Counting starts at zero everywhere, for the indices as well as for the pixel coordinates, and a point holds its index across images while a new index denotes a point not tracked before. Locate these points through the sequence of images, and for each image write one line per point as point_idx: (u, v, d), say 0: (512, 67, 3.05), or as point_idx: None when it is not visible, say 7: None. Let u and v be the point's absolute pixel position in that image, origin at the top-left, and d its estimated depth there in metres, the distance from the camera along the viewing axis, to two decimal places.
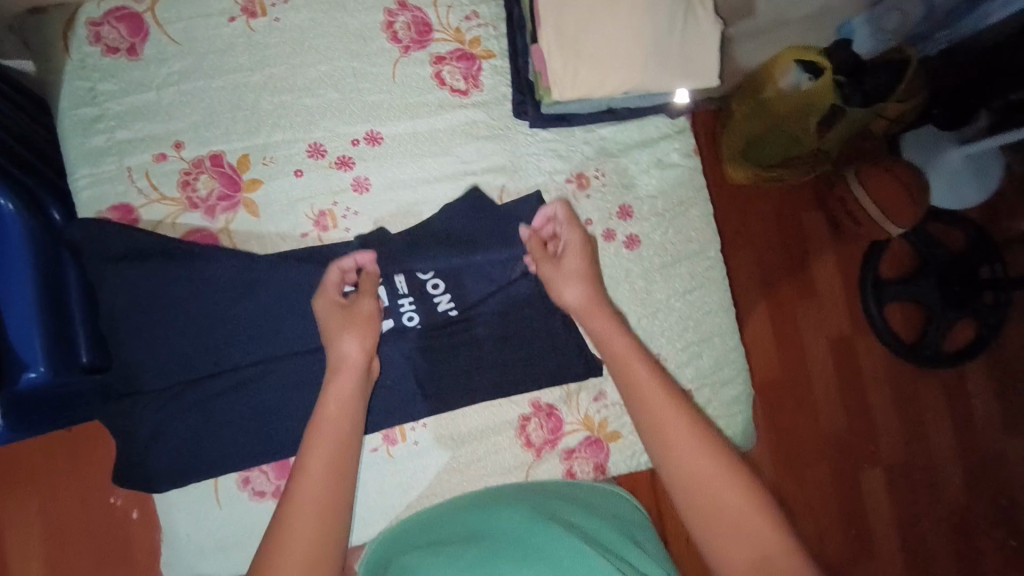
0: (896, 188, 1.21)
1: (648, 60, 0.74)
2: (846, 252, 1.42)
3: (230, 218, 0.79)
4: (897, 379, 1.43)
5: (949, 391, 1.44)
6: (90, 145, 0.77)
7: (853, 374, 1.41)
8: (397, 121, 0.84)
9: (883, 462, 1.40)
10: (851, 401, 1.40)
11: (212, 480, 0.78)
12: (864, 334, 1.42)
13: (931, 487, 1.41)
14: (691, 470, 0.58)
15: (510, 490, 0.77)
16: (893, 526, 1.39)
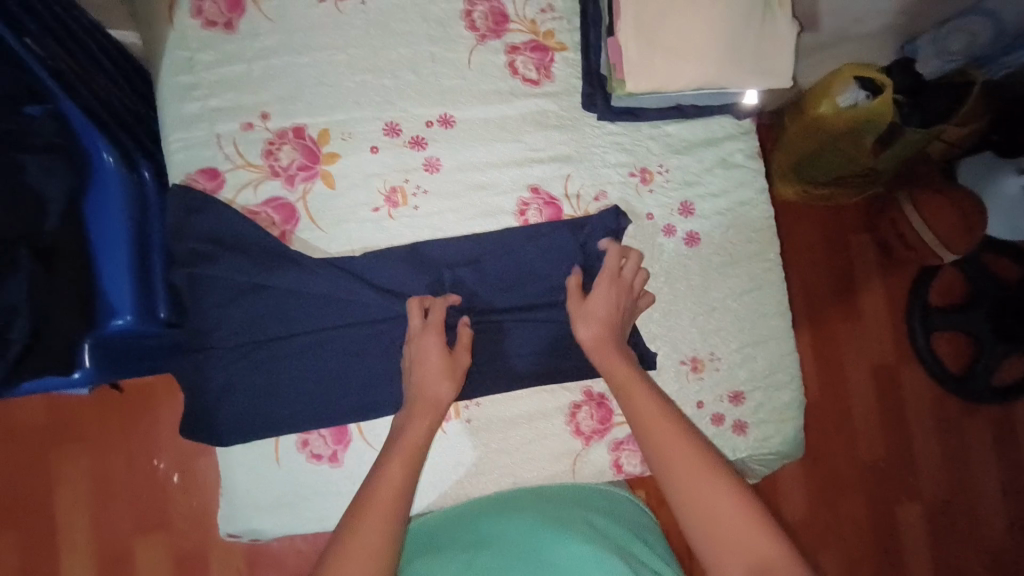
0: (952, 215, 1.17)
1: (724, 56, 0.75)
2: (895, 279, 1.40)
3: (308, 188, 0.82)
4: (941, 413, 1.38)
5: (996, 428, 1.38)
6: (184, 111, 0.81)
7: (894, 403, 1.37)
8: (470, 106, 0.86)
9: (923, 496, 1.35)
10: (892, 432, 1.36)
11: (273, 438, 0.81)
12: (908, 363, 1.38)
13: (973, 528, 1.36)
14: (692, 493, 0.63)
15: (527, 492, 0.80)
16: (930, 564, 1.34)
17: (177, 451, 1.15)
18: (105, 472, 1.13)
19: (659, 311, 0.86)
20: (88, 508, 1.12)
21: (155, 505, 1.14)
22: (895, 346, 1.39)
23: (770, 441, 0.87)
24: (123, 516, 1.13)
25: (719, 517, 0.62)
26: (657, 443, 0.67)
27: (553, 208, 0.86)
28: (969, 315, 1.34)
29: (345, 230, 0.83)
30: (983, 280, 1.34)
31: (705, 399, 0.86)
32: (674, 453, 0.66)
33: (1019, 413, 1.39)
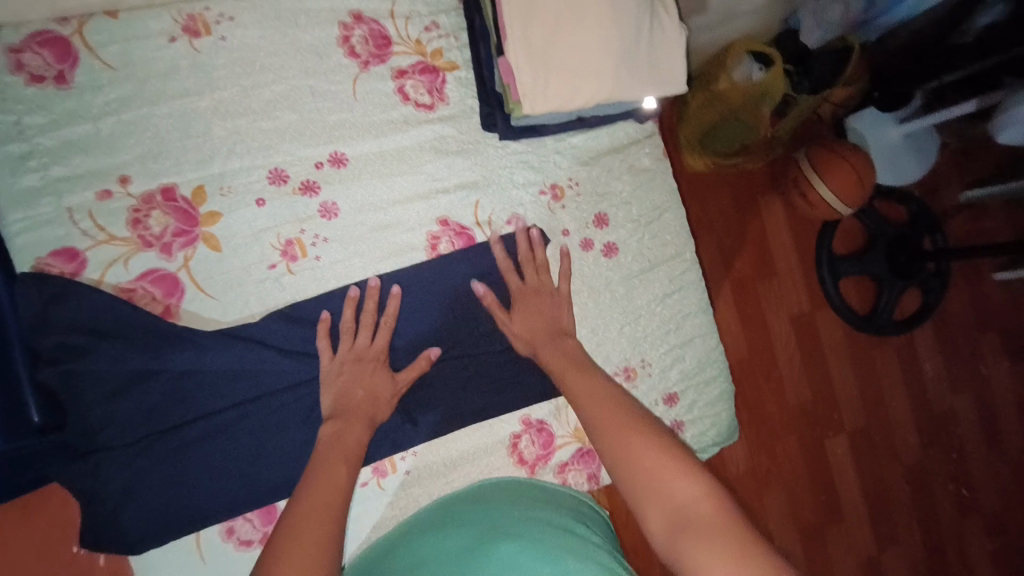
0: (846, 171, 1.23)
1: (619, 70, 0.73)
2: (803, 235, 1.43)
3: (189, 255, 0.74)
4: (855, 353, 1.47)
5: (901, 359, 1.50)
6: (21, 185, 0.70)
7: (815, 351, 1.43)
8: (362, 141, 0.80)
9: (848, 432, 1.44)
10: (815, 377, 1.43)
11: (191, 535, 0.73)
12: (823, 311, 1.44)
13: (892, 451, 1.48)
14: (637, 468, 0.58)
15: (467, 505, 0.72)
16: (859, 492, 1.44)
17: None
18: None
19: (587, 327, 0.85)
20: None
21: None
22: (810, 296, 1.44)
23: (706, 435, 0.90)
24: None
25: (667, 499, 0.55)
26: (591, 402, 0.67)
27: (465, 237, 0.82)
28: (870, 260, 1.40)
29: (239, 294, 0.75)
30: (879, 226, 1.40)
31: (643, 406, 0.87)
32: (622, 430, 0.62)
33: (919, 340, 1.52)
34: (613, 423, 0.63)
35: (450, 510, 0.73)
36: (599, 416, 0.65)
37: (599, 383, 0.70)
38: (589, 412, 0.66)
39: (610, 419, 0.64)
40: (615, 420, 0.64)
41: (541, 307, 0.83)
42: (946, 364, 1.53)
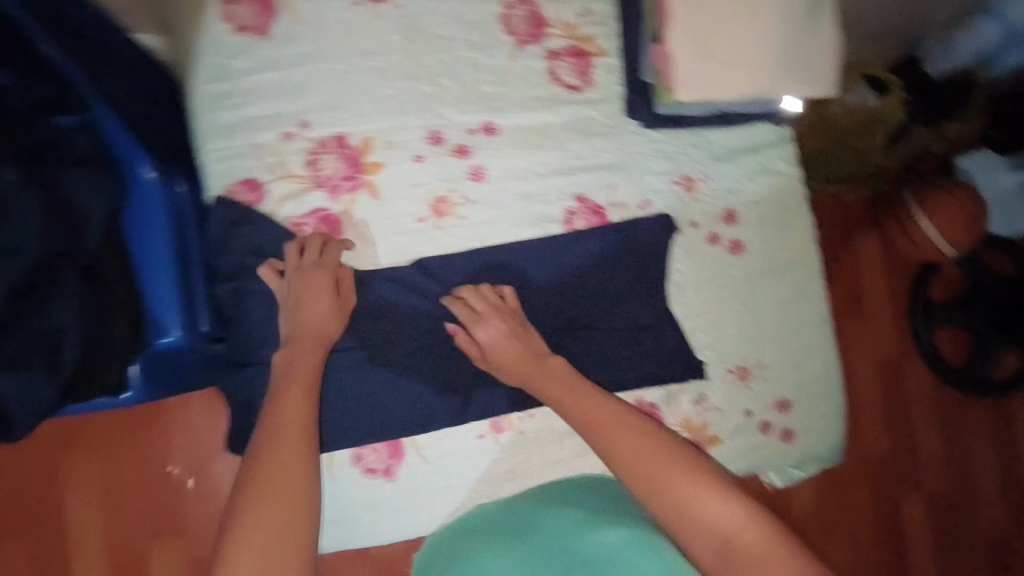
0: (957, 212, 1.17)
1: (773, 70, 0.75)
2: (899, 276, 1.38)
3: (352, 199, 0.81)
4: (942, 406, 1.39)
5: (994, 420, 1.41)
6: (219, 119, 0.78)
7: (899, 398, 1.37)
8: (512, 113, 0.84)
9: (926, 488, 1.37)
10: (896, 425, 1.36)
11: (325, 454, 0.80)
12: (911, 358, 1.38)
13: (973, 517, 1.38)
14: (674, 498, 0.62)
15: (562, 490, 0.79)
16: (932, 555, 1.36)
17: (192, 453, 1.14)
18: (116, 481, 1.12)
19: (705, 320, 0.87)
20: (99, 524, 1.11)
21: (170, 511, 1.13)
22: (899, 341, 1.38)
23: (817, 448, 0.89)
24: (135, 524, 1.12)
25: (710, 527, 0.60)
26: (597, 428, 0.69)
27: (599, 217, 0.86)
28: (968, 312, 1.31)
29: (390, 241, 0.81)
30: (983, 277, 1.30)
31: (755, 407, 0.88)
32: (637, 452, 0.65)
33: (1014, 403, 1.42)
34: (640, 454, 0.65)
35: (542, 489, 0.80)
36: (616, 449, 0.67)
37: (596, 403, 0.71)
38: (608, 441, 0.68)
39: (638, 454, 0.65)
40: (639, 450, 0.66)
41: (662, 292, 0.86)
42: None
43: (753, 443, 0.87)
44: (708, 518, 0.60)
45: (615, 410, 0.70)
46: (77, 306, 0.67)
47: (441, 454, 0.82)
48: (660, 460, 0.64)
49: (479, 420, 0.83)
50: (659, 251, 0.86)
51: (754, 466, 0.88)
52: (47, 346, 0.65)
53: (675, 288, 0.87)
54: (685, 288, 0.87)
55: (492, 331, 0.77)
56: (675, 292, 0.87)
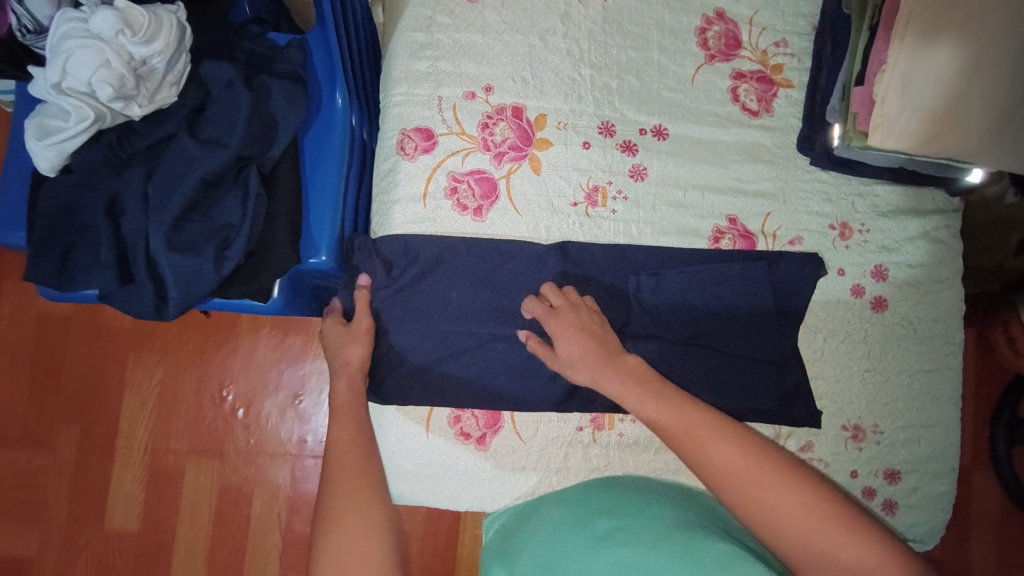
0: None
1: (980, 132, 0.73)
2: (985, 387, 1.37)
3: (513, 169, 0.82)
4: (1009, 535, 1.32)
5: None
6: (413, 67, 0.81)
7: (963, 513, 1.33)
8: (686, 123, 0.85)
9: None
10: (954, 542, 1.32)
11: (427, 408, 0.79)
12: (983, 472, 1.34)
13: None
14: (787, 529, 0.57)
15: (665, 494, 0.73)
16: None
17: (247, 384, 1.25)
18: (173, 390, 1.24)
19: (830, 369, 0.84)
20: (149, 426, 1.22)
21: (215, 432, 1.23)
22: (975, 453, 1.35)
23: (917, 529, 0.83)
24: (180, 436, 1.22)
25: (830, 561, 0.55)
26: (687, 432, 0.64)
27: (748, 242, 0.84)
28: None
29: (538, 218, 0.82)
30: None
31: (861, 469, 0.83)
32: (740, 467, 0.60)
33: None
34: (746, 477, 0.59)
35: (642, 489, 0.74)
36: (718, 469, 0.61)
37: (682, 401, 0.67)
38: (709, 457, 0.62)
39: (746, 476, 0.60)
40: (743, 469, 0.60)
41: (794, 332, 0.83)
42: None
43: None
44: (824, 548, 0.56)
45: (719, 428, 0.63)
46: (249, 209, 0.68)
47: (537, 437, 0.81)
48: (769, 484, 0.59)
49: (580, 413, 0.81)
50: (801, 291, 0.83)
51: None
52: (215, 240, 0.67)
53: (807, 331, 0.84)
54: (817, 333, 0.84)
55: (569, 339, 0.74)
56: (806, 335, 0.84)
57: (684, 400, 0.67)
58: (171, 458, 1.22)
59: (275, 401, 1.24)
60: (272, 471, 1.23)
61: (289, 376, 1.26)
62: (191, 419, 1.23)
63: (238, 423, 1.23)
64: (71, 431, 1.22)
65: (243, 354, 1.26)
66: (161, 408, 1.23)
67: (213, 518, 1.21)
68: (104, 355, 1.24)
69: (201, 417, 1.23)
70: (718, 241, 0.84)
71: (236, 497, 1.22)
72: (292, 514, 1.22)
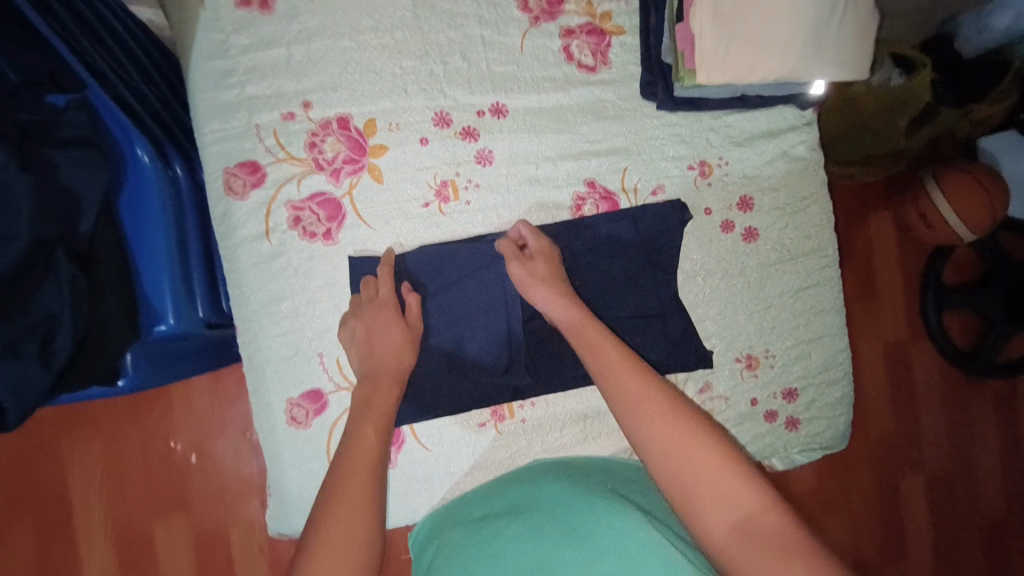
0: (975, 195, 1.20)
1: (805, 46, 0.72)
2: (910, 264, 1.44)
3: (355, 182, 0.78)
4: (946, 395, 1.45)
5: (996, 409, 1.47)
6: (220, 98, 0.75)
7: (904, 383, 1.44)
8: (525, 95, 0.81)
9: (927, 472, 1.43)
10: (900, 410, 1.43)
11: (322, 443, 0.78)
12: (919, 342, 1.44)
13: (971, 504, 1.45)
14: (694, 475, 0.56)
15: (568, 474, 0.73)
16: (927, 536, 1.43)
17: (193, 432, 1.19)
18: (117, 459, 1.17)
19: (714, 309, 0.85)
20: (103, 498, 1.17)
21: (174, 485, 1.18)
22: (909, 325, 1.44)
23: (821, 436, 0.88)
24: (139, 500, 1.18)
25: (732, 501, 0.54)
26: (629, 393, 0.64)
27: (610, 202, 0.83)
28: (982, 297, 1.36)
29: (392, 228, 0.79)
30: (999, 263, 1.36)
31: (760, 396, 0.86)
32: (667, 424, 0.60)
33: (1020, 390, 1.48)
34: (674, 437, 0.59)
35: (555, 469, 0.76)
36: (647, 429, 0.60)
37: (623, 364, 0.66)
38: (645, 424, 0.61)
39: (672, 437, 0.59)
40: (673, 427, 0.60)
41: (673, 282, 0.83)
42: None
43: (758, 432, 0.86)
44: (728, 494, 0.55)
45: (656, 394, 0.63)
46: (67, 295, 0.64)
47: (442, 443, 0.81)
48: (695, 434, 0.59)
49: (478, 410, 0.81)
50: (671, 241, 0.83)
51: (756, 453, 0.86)
52: (38, 334, 0.63)
53: (686, 278, 0.84)
54: (696, 277, 0.85)
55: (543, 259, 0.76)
56: (686, 282, 0.85)
57: (623, 371, 0.66)
58: (137, 522, 1.17)
59: (228, 439, 1.20)
60: (243, 509, 1.20)
61: (234, 416, 1.22)
62: (148, 481, 1.18)
63: (195, 471, 1.19)
64: (23, 522, 1.15)
65: (181, 408, 1.19)
66: (112, 479, 1.17)
67: (195, 569, 1.18)
68: (34, 437, 1.16)
69: (158, 478, 1.18)
70: (583, 209, 0.82)
71: (213, 543, 1.19)
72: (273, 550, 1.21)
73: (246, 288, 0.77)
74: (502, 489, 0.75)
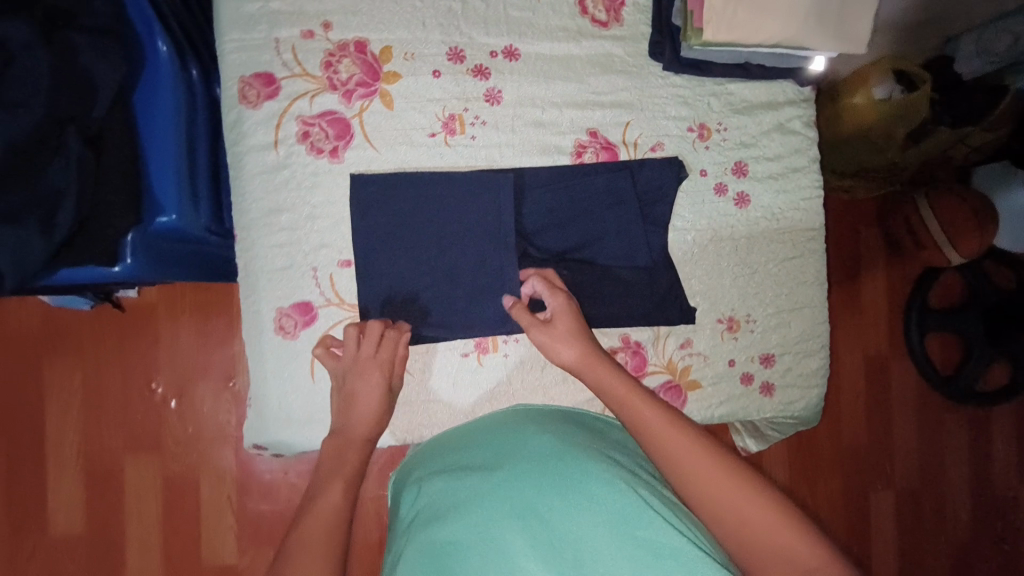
0: (966, 218, 1.22)
1: (806, 16, 0.76)
2: (897, 280, 1.46)
3: (365, 106, 0.80)
4: (920, 406, 1.48)
5: (969, 427, 1.49)
6: (243, 9, 0.78)
7: (879, 387, 1.46)
8: (538, 42, 0.84)
9: (896, 487, 1.46)
10: (875, 420, 1.45)
11: (308, 357, 0.80)
12: (899, 358, 1.46)
13: (937, 518, 1.47)
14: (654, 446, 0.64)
15: (548, 424, 0.71)
16: (891, 543, 1.46)
17: (174, 371, 1.19)
18: (96, 386, 1.17)
19: (701, 269, 0.88)
20: (78, 426, 1.17)
21: (148, 426, 1.18)
22: (889, 340, 1.46)
23: (794, 406, 0.90)
24: (112, 431, 1.17)
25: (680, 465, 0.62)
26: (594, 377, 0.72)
27: (611, 153, 0.85)
28: (963, 319, 1.40)
29: (397, 153, 0.81)
30: (981, 287, 1.40)
31: (738, 357, 0.88)
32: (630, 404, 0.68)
33: (994, 415, 1.50)
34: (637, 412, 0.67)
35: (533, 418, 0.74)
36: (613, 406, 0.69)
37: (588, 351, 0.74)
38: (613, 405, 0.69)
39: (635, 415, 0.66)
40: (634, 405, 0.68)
41: (664, 238, 0.86)
42: (1015, 444, 1.50)
43: (733, 394, 0.88)
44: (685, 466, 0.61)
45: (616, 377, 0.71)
46: (74, 172, 0.65)
47: (424, 369, 0.83)
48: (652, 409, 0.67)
49: (464, 339, 0.83)
50: (666, 196, 0.85)
51: (729, 415, 0.88)
52: (42, 208, 0.63)
53: (677, 236, 0.87)
54: (686, 235, 0.87)
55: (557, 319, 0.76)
56: (676, 240, 0.87)
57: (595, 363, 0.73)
58: (109, 447, 1.17)
59: (209, 386, 1.19)
60: (216, 457, 1.19)
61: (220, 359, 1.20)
62: (124, 405, 1.18)
63: (173, 415, 1.18)
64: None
65: (167, 346, 1.18)
66: (88, 404, 1.17)
67: (162, 511, 1.18)
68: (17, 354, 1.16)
69: (136, 403, 1.18)
70: (583, 155, 0.85)
71: (181, 487, 1.18)
72: (244, 498, 1.20)
73: (247, 197, 0.79)
74: (477, 436, 0.73)
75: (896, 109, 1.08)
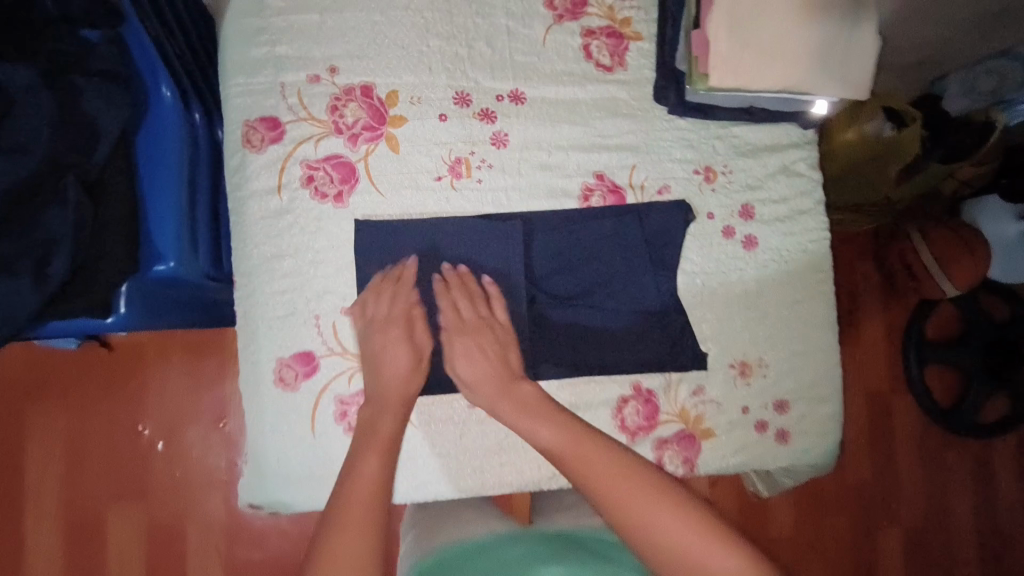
0: (960, 250, 1.22)
1: (810, 62, 0.76)
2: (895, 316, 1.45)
3: (371, 150, 0.79)
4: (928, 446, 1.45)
5: (978, 466, 1.46)
6: (249, 54, 0.77)
7: (886, 427, 1.43)
8: (543, 85, 0.84)
9: (907, 528, 1.42)
10: (882, 458, 1.43)
11: (308, 408, 0.76)
12: (900, 395, 1.44)
13: (948, 562, 1.44)
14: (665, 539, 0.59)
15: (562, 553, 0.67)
16: None
17: (162, 417, 1.14)
18: (80, 434, 1.12)
19: (711, 313, 0.86)
20: (59, 476, 1.11)
21: (135, 474, 1.12)
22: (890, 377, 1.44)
23: (808, 454, 0.88)
24: (95, 482, 1.12)
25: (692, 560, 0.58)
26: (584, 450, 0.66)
27: (618, 196, 0.85)
28: (961, 353, 1.39)
29: (402, 197, 0.80)
30: (978, 320, 1.38)
31: (751, 404, 0.86)
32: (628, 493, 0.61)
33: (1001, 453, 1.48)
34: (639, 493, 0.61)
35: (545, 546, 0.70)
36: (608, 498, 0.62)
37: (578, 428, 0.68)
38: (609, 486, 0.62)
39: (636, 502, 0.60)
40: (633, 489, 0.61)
41: (674, 281, 0.85)
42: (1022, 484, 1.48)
43: (748, 441, 0.86)
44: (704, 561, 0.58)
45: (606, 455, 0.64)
46: (72, 218, 0.62)
47: (431, 420, 0.80)
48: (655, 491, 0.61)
49: None
50: (674, 239, 0.84)
51: (744, 464, 0.86)
52: (35, 255, 0.61)
53: (686, 279, 0.86)
54: (695, 278, 0.86)
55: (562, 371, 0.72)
56: (685, 284, 0.86)
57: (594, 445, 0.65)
58: (92, 498, 1.11)
59: (198, 431, 1.14)
60: (204, 506, 1.13)
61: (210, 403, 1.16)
62: (109, 452, 1.12)
63: (160, 456, 1.13)
64: None
65: (156, 392, 1.14)
66: (71, 452, 1.12)
67: (147, 568, 1.11)
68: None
69: (121, 451, 1.13)
70: (591, 198, 0.84)
71: (169, 539, 1.12)
72: (233, 548, 1.13)
73: (247, 245, 0.77)
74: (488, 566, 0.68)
75: (888, 146, 1.09)
